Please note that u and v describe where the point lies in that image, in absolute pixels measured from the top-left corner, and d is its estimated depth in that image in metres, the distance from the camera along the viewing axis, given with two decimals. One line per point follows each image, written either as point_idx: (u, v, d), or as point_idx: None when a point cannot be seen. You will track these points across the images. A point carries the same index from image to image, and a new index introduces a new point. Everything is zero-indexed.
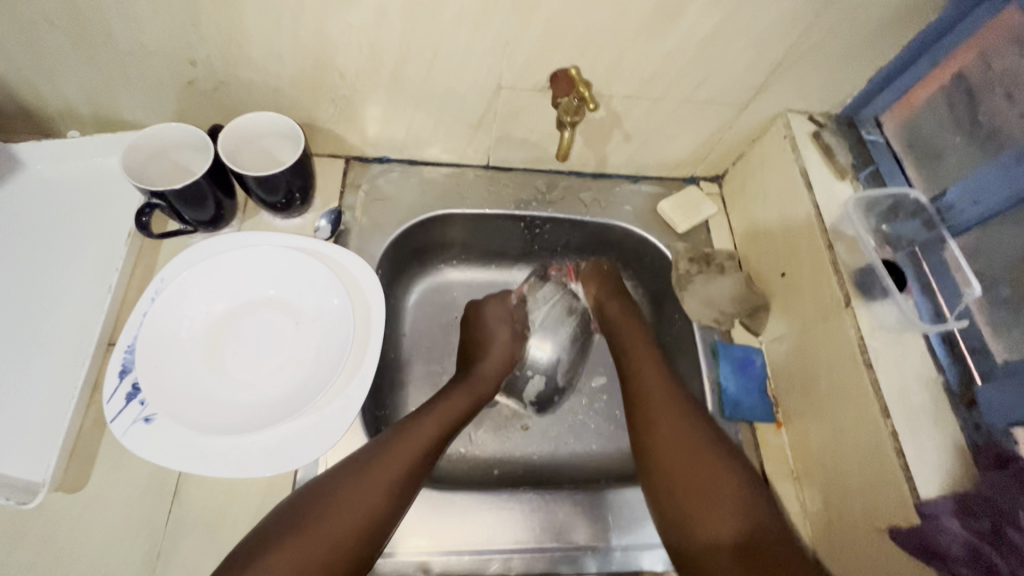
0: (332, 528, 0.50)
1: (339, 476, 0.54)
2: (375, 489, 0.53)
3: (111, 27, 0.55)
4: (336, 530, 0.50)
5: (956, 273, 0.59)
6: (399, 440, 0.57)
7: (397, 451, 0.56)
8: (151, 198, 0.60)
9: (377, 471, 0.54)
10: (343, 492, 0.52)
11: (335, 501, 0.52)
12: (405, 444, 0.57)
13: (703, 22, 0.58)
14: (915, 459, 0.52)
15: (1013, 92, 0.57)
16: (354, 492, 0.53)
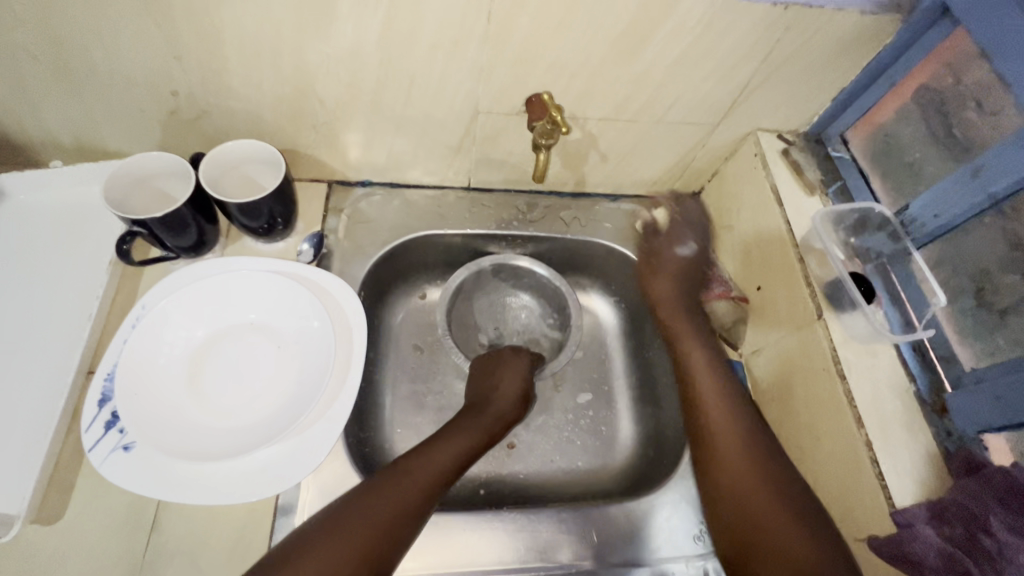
0: (335, 555, 0.50)
1: (348, 502, 0.54)
2: (382, 515, 0.53)
3: (94, 61, 0.57)
4: (342, 555, 0.50)
5: (922, 282, 0.60)
6: (404, 472, 0.57)
7: (406, 480, 0.56)
8: (132, 226, 0.60)
9: (385, 498, 0.54)
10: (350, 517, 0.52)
11: (342, 526, 0.52)
12: (414, 474, 0.57)
13: (669, 48, 0.60)
14: (889, 467, 0.53)
15: (982, 102, 0.57)
16: (360, 516, 0.53)
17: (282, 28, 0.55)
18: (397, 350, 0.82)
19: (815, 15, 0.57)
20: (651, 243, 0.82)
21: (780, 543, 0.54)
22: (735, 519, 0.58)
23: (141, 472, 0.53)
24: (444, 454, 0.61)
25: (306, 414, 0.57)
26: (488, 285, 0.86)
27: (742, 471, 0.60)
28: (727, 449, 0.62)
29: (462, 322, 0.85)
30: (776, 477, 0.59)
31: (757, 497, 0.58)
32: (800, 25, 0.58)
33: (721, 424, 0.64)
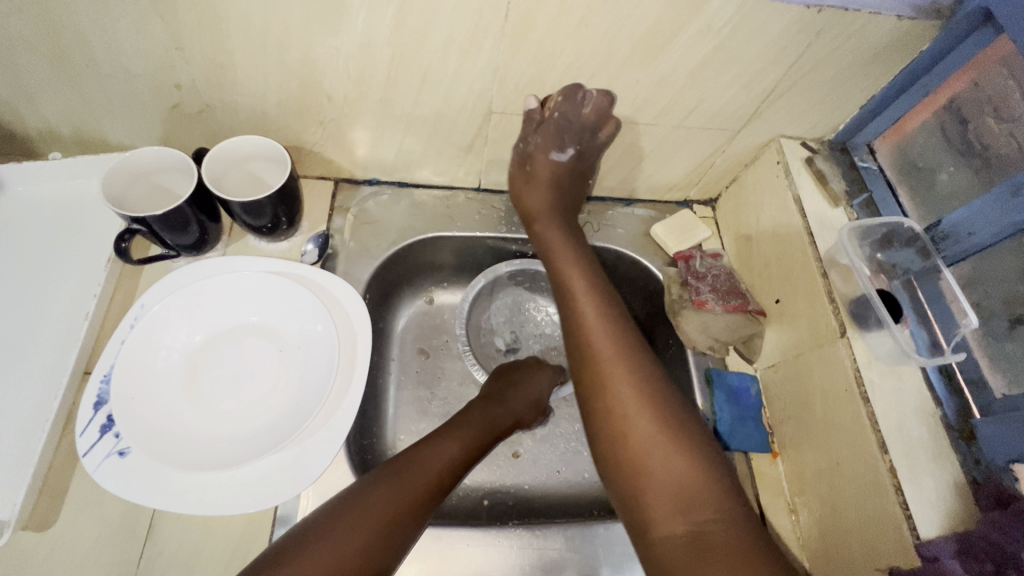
0: (349, 544, 0.48)
1: (350, 495, 0.51)
2: (387, 510, 0.51)
3: (94, 51, 0.54)
4: (350, 548, 0.48)
5: (952, 303, 0.58)
6: (411, 466, 0.55)
7: (411, 474, 0.54)
8: (132, 224, 0.58)
9: (390, 493, 0.52)
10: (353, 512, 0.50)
11: (344, 521, 0.49)
12: (419, 468, 0.55)
13: (694, 51, 0.57)
14: (914, 496, 0.51)
15: (1000, 109, 0.58)
16: (363, 510, 0.50)
17: (290, 21, 0.52)
18: (401, 353, 0.80)
19: (850, 19, 0.54)
20: (526, 142, 0.70)
21: (676, 489, 0.51)
22: (619, 462, 0.54)
23: (135, 480, 0.52)
24: (452, 445, 0.59)
25: (306, 424, 0.55)
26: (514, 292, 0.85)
27: (632, 416, 0.55)
28: (622, 391, 0.57)
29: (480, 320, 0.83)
30: (675, 424, 0.54)
31: (655, 437, 0.53)
32: (833, 29, 0.55)
33: (607, 361, 0.59)
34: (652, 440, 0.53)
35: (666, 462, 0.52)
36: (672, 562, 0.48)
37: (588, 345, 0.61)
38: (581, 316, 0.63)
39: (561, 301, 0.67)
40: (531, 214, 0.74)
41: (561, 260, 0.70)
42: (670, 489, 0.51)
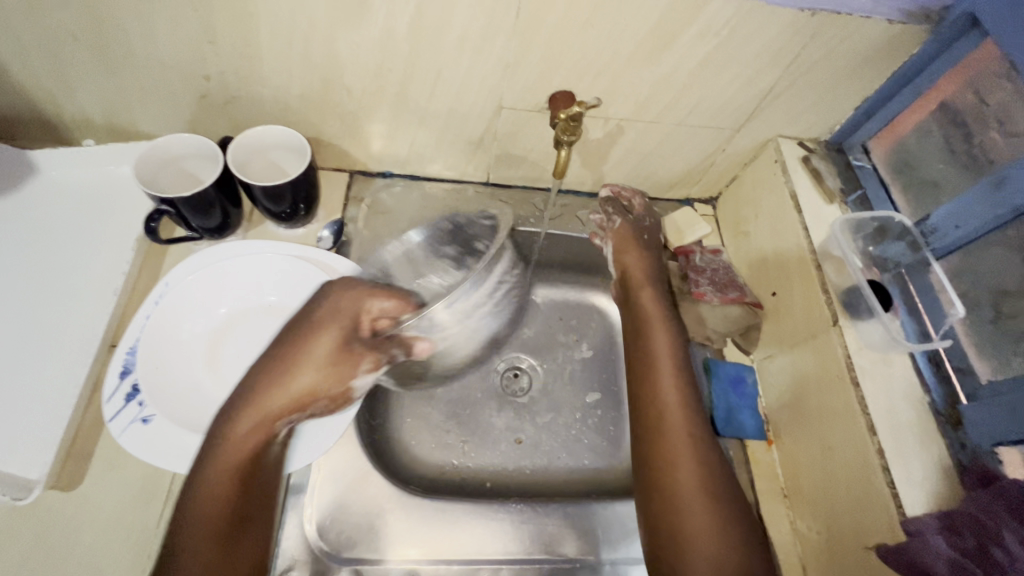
0: None
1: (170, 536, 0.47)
2: (197, 530, 0.47)
3: (132, 43, 0.58)
4: None
5: (940, 294, 0.60)
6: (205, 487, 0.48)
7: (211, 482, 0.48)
8: (161, 205, 0.62)
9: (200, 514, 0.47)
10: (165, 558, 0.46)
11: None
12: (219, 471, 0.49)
13: (694, 51, 0.60)
14: (902, 477, 0.53)
15: (1005, 123, 0.58)
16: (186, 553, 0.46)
17: (316, 16, 0.56)
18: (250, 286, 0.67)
19: (843, 22, 0.57)
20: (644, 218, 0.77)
21: (720, 573, 0.50)
22: (664, 538, 0.53)
23: (152, 446, 0.54)
24: (257, 427, 0.51)
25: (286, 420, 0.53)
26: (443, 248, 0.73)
27: (688, 492, 0.54)
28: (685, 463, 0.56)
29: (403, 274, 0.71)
30: (725, 504, 0.54)
31: (705, 514, 0.53)
32: (827, 31, 0.58)
33: (676, 438, 0.57)
34: (708, 525, 0.52)
35: (710, 542, 0.51)
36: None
37: (658, 408, 0.60)
38: (657, 386, 0.61)
39: (633, 365, 0.65)
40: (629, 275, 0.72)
41: (645, 317, 0.68)
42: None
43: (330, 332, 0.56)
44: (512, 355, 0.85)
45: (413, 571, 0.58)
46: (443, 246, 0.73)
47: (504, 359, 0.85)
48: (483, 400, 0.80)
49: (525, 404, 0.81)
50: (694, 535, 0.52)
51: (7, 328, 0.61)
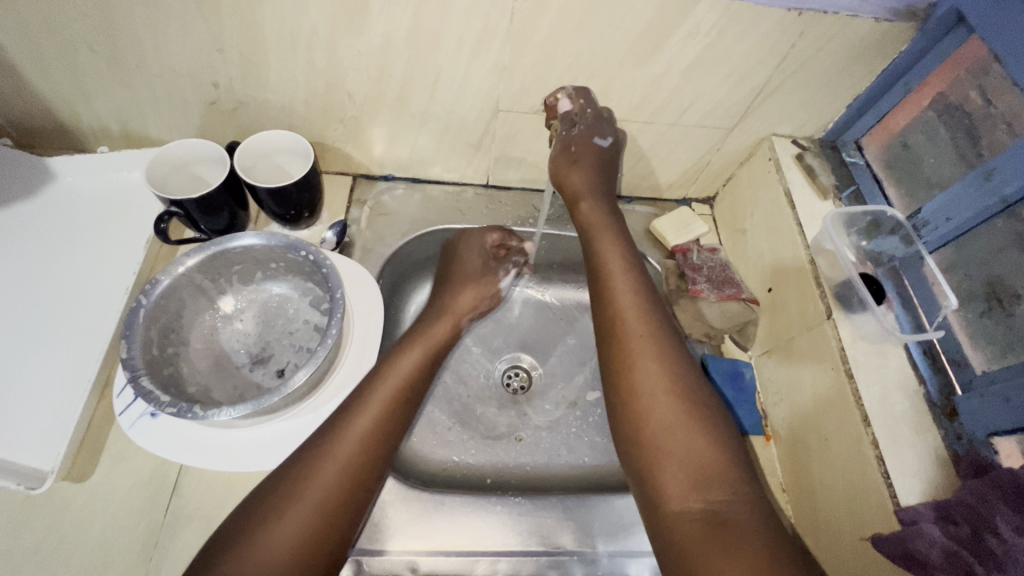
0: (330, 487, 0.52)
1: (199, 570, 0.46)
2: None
3: (145, 52, 0.61)
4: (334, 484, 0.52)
5: (933, 285, 0.60)
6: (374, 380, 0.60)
7: (277, 531, 0.48)
8: (170, 207, 0.64)
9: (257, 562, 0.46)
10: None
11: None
12: (290, 519, 0.49)
13: (684, 52, 0.62)
14: (896, 467, 0.53)
15: (1007, 125, 0.57)
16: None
17: (319, 23, 0.58)
18: (143, 328, 0.55)
19: (829, 20, 0.58)
20: (572, 129, 0.67)
21: (694, 468, 0.50)
22: (636, 439, 0.54)
23: (162, 437, 0.56)
24: (326, 482, 0.52)
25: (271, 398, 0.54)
26: (263, 269, 0.65)
27: (657, 398, 0.54)
28: (651, 371, 0.56)
29: (184, 304, 0.61)
30: (691, 400, 0.54)
31: (671, 416, 0.53)
32: (814, 30, 0.60)
33: (635, 345, 0.58)
34: (671, 416, 0.53)
35: (678, 440, 0.52)
36: (686, 539, 0.47)
37: (617, 317, 0.61)
38: (615, 304, 0.62)
39: (596, 288, 0.65)
40: (586, 225, 0.72)
41: (596, 235, 0.70)
42: (689, 465, 0.50)
43: (472, 259, 0.78)
44: (514, 354, 0.87)
45: (413, 562, 0.59)
46: (273, 263, 0.65)
47: (506, 358, 0.87)
48: (484, 398, 0.82)
49: (526, 402, 0.82)
50: (668, 439, 0.52)
51: (24, 326, 0.63)
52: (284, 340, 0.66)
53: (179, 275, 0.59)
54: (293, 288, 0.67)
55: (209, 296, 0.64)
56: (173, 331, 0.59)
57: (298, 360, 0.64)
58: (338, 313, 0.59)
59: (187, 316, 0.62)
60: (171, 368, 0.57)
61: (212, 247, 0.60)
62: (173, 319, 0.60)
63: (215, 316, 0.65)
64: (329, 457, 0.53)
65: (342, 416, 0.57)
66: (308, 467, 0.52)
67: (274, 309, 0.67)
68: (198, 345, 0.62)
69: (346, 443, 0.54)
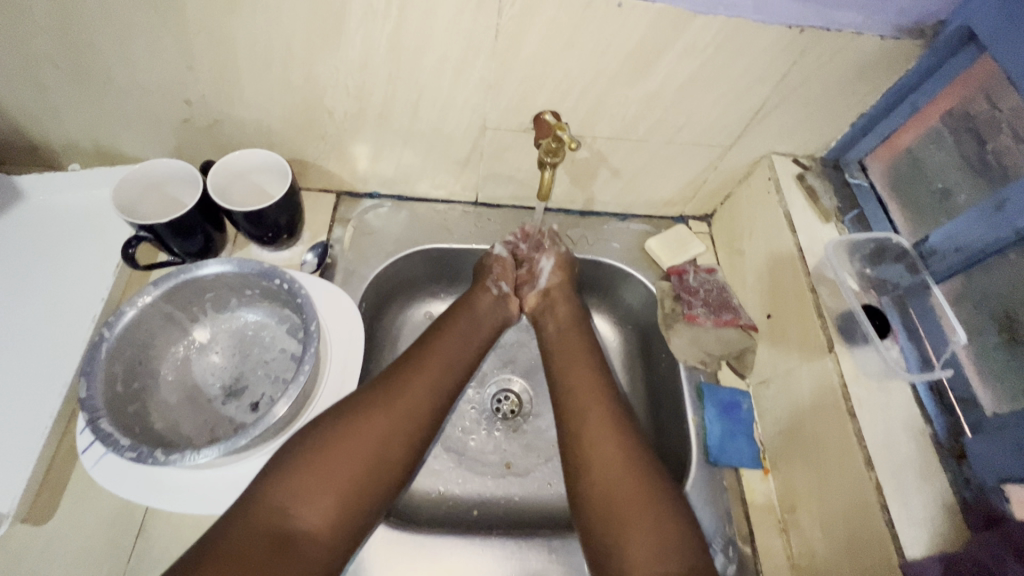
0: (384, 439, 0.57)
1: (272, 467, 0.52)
2: (329, 494, 0.52)
3: (112, 69, 0.58)
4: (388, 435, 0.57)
5: (942, 320, 0.57)
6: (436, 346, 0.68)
7: (347, 446, 0.54)
8: (140, 231, 0.61)
9: (327, 469, 0.53)
10: (288, 497, 0.50)
11: (262, 519, 0.49)
12: (349, 449, 0.54)
13: (679, 70, 0.59)
14: (901, 515, 0.50)
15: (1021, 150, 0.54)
16: (315, 504, 0.51)
17: (293, 39, 0.55)
18: (106, 363, 0.53)
19: (832, 37, 0.55)
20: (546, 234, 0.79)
21: (656, 552, 0.52)
22: (599, 519, 0.56)
23: (127, 478, 0.54)
24: (395, 420, 0.58)
25: (240, 440, 0.51)
26: (238, 295, 0.62)
27: (616, 482, 0.57)
28: (609, 457, 0.60)
29: (153, 335, 0.58)
30: (650, 482, 0.57)
31: (632, 500, 0.56)
32: (816, 48, 0.57)
33: (594, 429, 0.62)
34: (631, 492, 0.56)
35: (640, 525, 0.54)
36: None
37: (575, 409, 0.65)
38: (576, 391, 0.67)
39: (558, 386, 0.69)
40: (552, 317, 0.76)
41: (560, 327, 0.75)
42: (653, 544, 0.52)
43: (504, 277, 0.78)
44: (504, 377, 0.83)
45: None
46: (247, 290, 0.62)
47: (494, 381, 0.83)
48: (471, 425, 0.79)
49: (515, 427, 0.79)
50: (629, 526, 0.54)
51: None
52: (260, 369, 0.63)
53: (146, 305, 0.56)
54: (268, 314, 0.64)
55: (180, 325, 0.61)
56: (139, 363, 0.57)
57: (274, 393, 0.61)
58: (313, 347, 0.56)
59: (156, 347, 0.59)
60: (137, 405, 0.55)
61: (180, 274, 0.58)
62: (140, 352, 0.57)
63: (186, 346, 0.62)
64: (399, 398, 0.60)
65: (412, 368, 0.64)
66: (380, 400, 0.59)
67: (249, 337, 0.64)
68: (168, 377, 0.59)
69: (416, 390, 0.62)
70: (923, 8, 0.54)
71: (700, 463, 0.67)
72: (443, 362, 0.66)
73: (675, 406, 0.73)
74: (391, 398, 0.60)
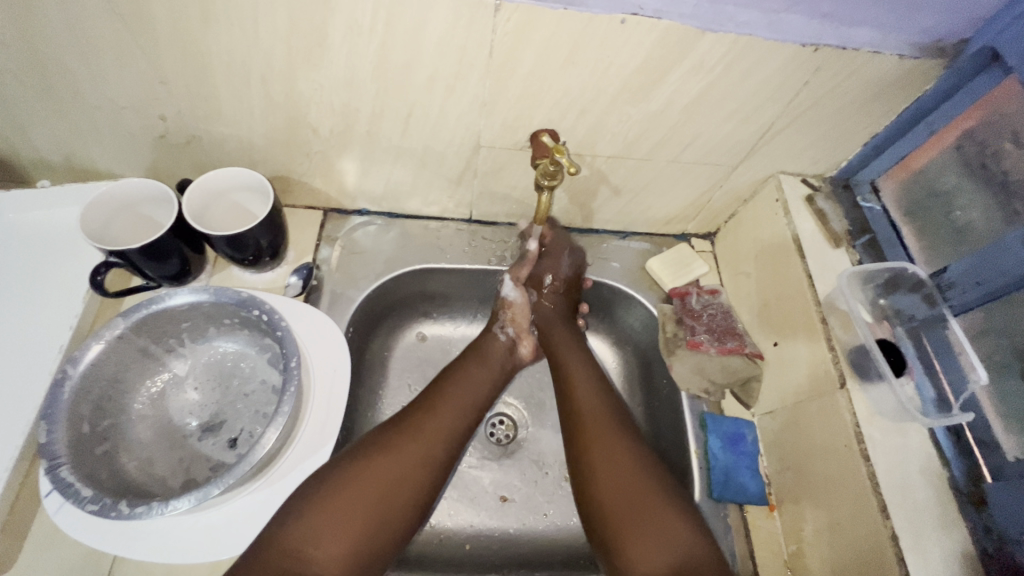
0: (400, 475, 0.56)
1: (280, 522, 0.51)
2: (339, 540, 0.51)
3: (79, 83, 0.54)
4: (403, 473, 0.56)
5: (959, 356, 0.55)
6: (452, 383, 0.65)
7: (357, 491, 0.53)
8: (110, 257, 0.57)
9: (339, 515, 0.52)
10: (300, 541, 0.50)
11: (274, 562, 0.49)
12: (365, 493, 0.54)
13: (686, 88, 0.56)
14: (918, 569, 0.47)
15: None
16: (327, 549, 0.50)
17: (274, 54, 0.51)
18: (70, 404, 0.49)
19: (850, 57, 0.52)
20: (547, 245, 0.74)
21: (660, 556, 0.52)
22: (602, 523, 0.56)
23: (93, 524, 0.50)
24: (408, 462, 0.57)
25: (213, 489, 0.46)
26: (216, 325, 0.59)
27: (617, 483, 0.57)
28: (608, 456, 0.60)
29: (122, 369, 0.54)
30: (649, 485, 0.57)
31: (633, 504, 0.56)
32: (831, 67, 0.53)
33: (594, 431, 0.62)
34: (636, 501, 0.56)
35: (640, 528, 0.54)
36: None
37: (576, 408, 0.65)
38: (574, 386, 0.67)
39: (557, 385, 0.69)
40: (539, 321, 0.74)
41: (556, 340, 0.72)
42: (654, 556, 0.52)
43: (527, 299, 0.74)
44: (498, 401, 0.80)
45: None
46: (226, 319, 0.58)
47: None
48: (463, 453, 0.75)
49: (510, 455, 0.76)
50: (631, 529, 0.54)
51: None
52: (239, 403, 0.59)
53: (113, 339, 0.52)
54: (248, 343, 0.61)
55: (152, 358, 0.57)
56: (108, 401, 0.53)
57: (253, 428, 0.58)
58: (292, 385, 0.52)
59: (126, 383, 0.55)
60: (105, 446, 0.51)
61: (151, 304, 0.54)
62: (109, 388, 0.53)
63: (159, 379, 0.58)
64: (412, 439, 0.59)
65: (423, 406, 0.62)
66: (392, 443, 0.58)
67: (228, 367, 0.61)
68: (142, 413, 0.56)
69: (428, 426, 0.60)
70: (946, 26, 0.51)
71: (702, 498, 0.64)
72: (458, 405, 0.63)
73: (676, 437, 0.70)
74: (404, 440, 0.58)
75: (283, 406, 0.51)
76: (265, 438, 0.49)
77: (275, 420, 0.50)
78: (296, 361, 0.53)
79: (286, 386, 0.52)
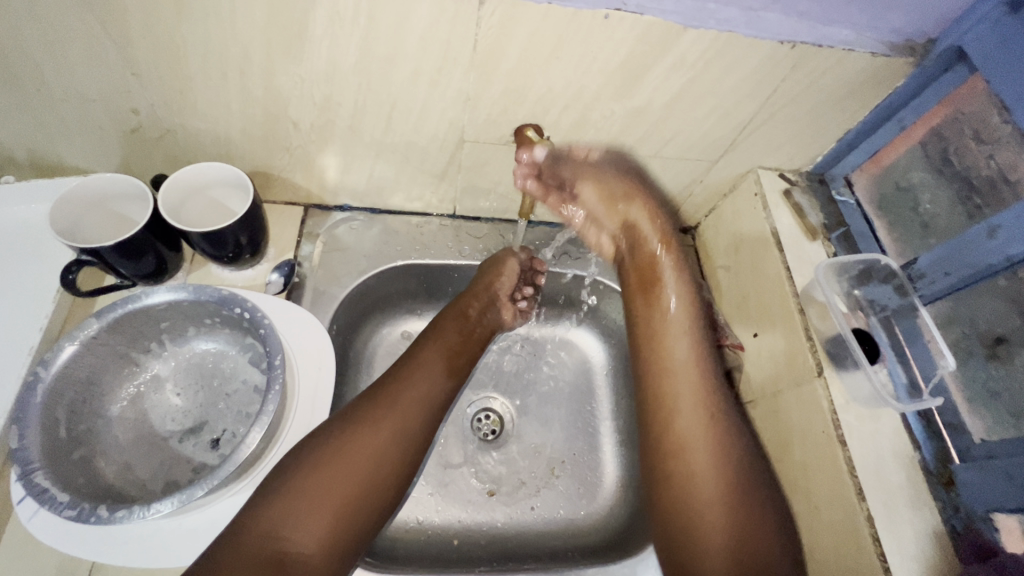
0: (378, 446, 0.54)
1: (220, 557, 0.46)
2: (314, 522, 0.49)
3: (44, 75, 0.52)
4: (381, 443, 0.55)
5: (929, 342, 0.57)
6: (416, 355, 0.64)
7: (327, 470, 0.51)
8: (82, 255, 0.55)
9: (310, 497, 0.50)
10: (275, 522, 0.48)
11: (253, 546, 0.47)
12: (344, 467, 0.52)
13: (668, 83, 0.56)
14: (893, 549, 0.49)
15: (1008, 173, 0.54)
16: (307, 525, 0.49)
17: (252, 47, 0.50)
18: (43, 408, 0.47)
19: (824, 54, 0.53)
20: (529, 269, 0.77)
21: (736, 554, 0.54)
22: (675, 518, 0.57)
23: (70, 531, 0.49)
24: (383, 435, 0.55)
25: (196, 491, 0.45)
26: (195, 324, 0.57)
27: (707, 475, 0.57)
28: (700, 455, 0.58)
29: (97, 371, 0.53)
30: (738, 478, 0.57)
31: (716, 499, 0.56)
32: (807, 64, 0.54)
33: (686, 415, 0.60)
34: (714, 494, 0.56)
35: (713, 532, 0.55)
36: None
37: (661, 383, 0.63)
38: (669, 346, 0.64)
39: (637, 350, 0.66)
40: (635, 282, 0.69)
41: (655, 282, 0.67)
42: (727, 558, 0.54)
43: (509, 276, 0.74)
44: (483, 396, 0.80)
45: None
46: (207, 319, 0.57)
47: (473, 402, 0.79)
48: (451, 449, 0.75)
49: (497, 449, 0.76)
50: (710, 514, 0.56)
51: None
52: (220, 404, 0.58)
53: (86, 341, 0.51)
54: (229, 343, 0.60)
55: (128, 361, 0.55)
56: (83, 404, 0.51)
57: (235, 428, 0.57)
58: (277, 384, 0.51)
59: (101, 386, 0.53)
60: (82, 450, 0.50)
61: (126, 304, 0.52)
62: (84, 392, 0.51)
63: (136, 382, 0.56)
64: (385, 415, 0.56)
65: (398, 377, 0.61)
66: (380, 412, 0.56)
67: (209, 368, 0.59)
68: (120, 416, 0.55)
69: (405, 398, 0.59)
70: (916, 25, 0.52)
71: None
72: (431, 374, 0.63)
73: None
74: (378, 412, 0.56)
75: (265, 408, 0.50)
76: (248, 440, 0.48)
77: (259, 422, 0.49)
78: (280, 359, 0.52)
79: (269, 388, 0.51)
